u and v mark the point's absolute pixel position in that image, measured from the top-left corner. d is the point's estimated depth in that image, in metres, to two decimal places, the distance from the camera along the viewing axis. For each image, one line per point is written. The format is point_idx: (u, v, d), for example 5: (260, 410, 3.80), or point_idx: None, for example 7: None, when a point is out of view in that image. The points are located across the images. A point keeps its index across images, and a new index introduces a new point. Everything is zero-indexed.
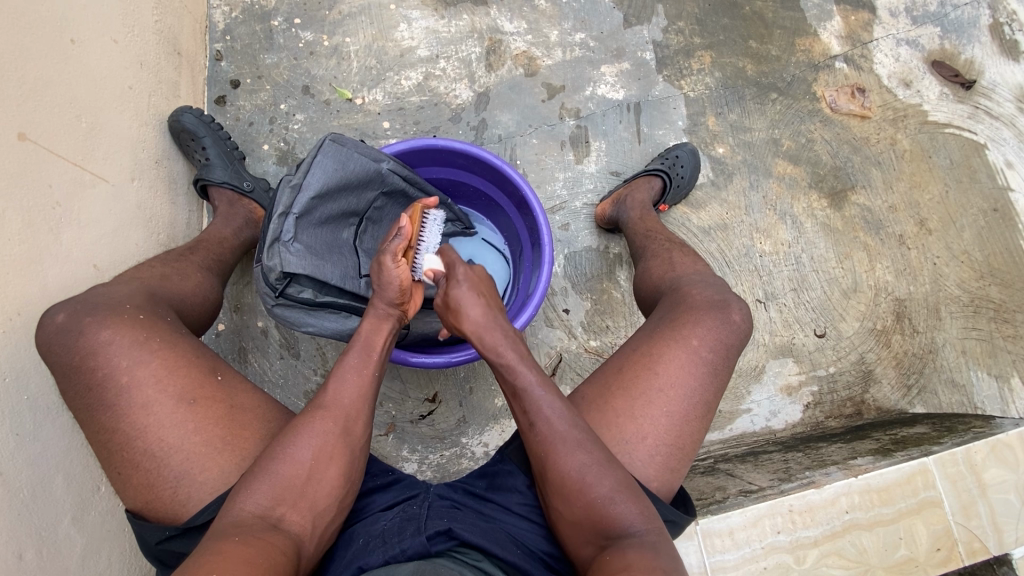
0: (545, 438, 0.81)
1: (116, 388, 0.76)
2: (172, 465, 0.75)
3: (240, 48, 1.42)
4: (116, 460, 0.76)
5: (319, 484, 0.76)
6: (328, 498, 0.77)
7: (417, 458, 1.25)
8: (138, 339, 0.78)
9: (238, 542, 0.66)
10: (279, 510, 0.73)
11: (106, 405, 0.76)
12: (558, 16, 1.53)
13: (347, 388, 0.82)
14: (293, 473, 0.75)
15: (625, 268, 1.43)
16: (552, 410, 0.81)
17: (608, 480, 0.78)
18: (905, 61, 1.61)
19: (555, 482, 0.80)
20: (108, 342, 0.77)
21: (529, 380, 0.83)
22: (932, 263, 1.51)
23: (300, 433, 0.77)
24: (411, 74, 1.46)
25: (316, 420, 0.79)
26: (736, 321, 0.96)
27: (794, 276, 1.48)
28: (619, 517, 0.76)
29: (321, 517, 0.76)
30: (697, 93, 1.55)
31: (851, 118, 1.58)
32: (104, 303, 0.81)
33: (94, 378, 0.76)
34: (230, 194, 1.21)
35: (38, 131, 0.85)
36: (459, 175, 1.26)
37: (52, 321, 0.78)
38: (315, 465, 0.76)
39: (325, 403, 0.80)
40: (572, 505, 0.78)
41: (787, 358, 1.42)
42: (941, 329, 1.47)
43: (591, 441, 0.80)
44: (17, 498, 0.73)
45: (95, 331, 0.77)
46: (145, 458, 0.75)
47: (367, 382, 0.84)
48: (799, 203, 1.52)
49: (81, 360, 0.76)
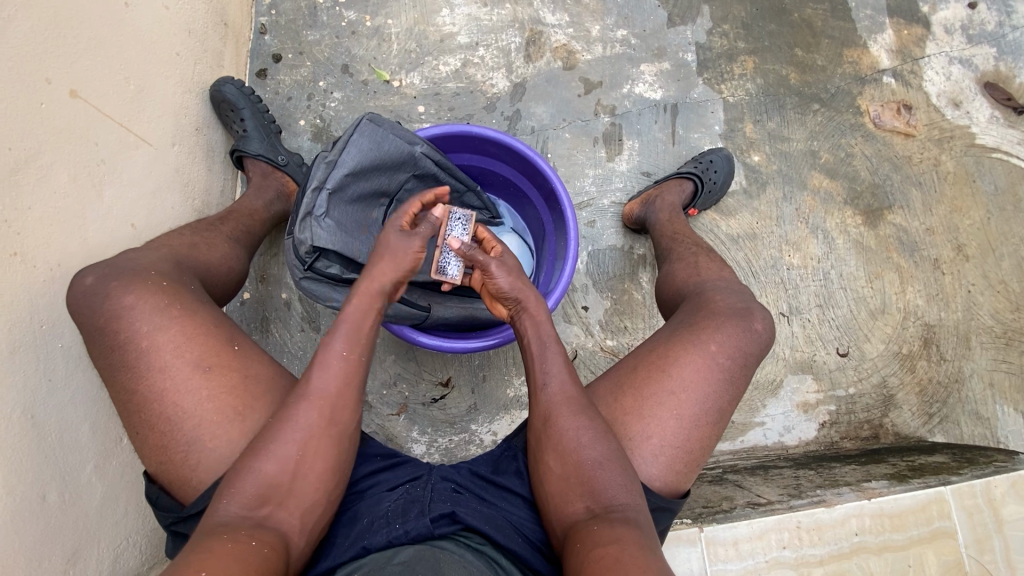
0: (556, 391, 0.85)
1: (137, 351, 0.78)
2: (186, 427, 0.78)
3: (284, 23, 1.44)
4: (135, 421, 0.78)
5: (305, 479, 0.75)
6: (315, 491, 0.76)
7: (426, 440, 1.26)
8: (159, 305, 0.80)
9: (226, 541, 0.67)
10: (266, 507, 0.73)
11: (126, 366, 0.78)
12: (601, 11, 1.52)
13: (332, 371, 0.78)
14: (276, 469, 0.74)
15: (648, 270, 1.42)
16: (564, 391, 0.85)
17: (600, 447, 0.80)
18: (956, 80, 1.57)
19: (554, 437, 0.82)
20: (131, 307, 0.79)
21: (551, 348, 0.88)
22: (966, 290, 1.47)
23: (282, 426, 0.75)
24: (449, 60, 1.46)
25: (299, 410, 0.76)
26: (757, 331, 0.95)
27: (820, 292, 1.45)
28: (604, 484, 0.78)
29: (310, 507, 0.76)
30: (737, 98, 1.52)
31: (894, 136, 1.54)
32: (134, 267, 0.83)
33: (116, 341, 0.78)
34: (264, 167, 1.23)
35: (89, 90, 0.87)
36: (489, 163, 1.26)
37: (81, 284, 0.80)
38: (303, 454, 0.75)
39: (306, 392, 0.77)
40: (564, 461, 0.80)
41: (806, 375, 1.40)
42: (970, 359, 1.43)
43: (593, 412, 0.83)
44: (44, 442, 0.76)
45: (120, 295, 0.79)
46: (162, 421, 0.77)
47: (354, 365, 0.79)
48: (833, 218, 1.49)
49: (105, 322, 0.78)
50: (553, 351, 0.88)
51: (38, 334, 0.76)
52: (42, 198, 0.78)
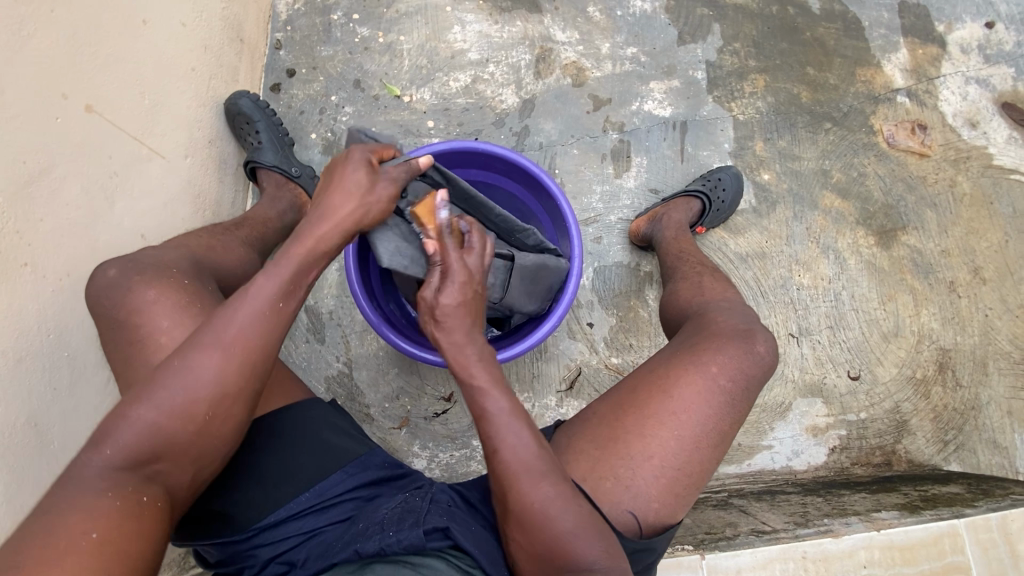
0: (512, 460, 0.76)
1: (153, 348, 0.77)
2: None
3: (299, 39, 1.47)
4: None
5: (208, 439, 0.70)
6: (217, 450, 0.71)
7: (427, 455, 1.26)
8: (180, 304, 0.79)
9: (109, 504, 0.63)
10: (160, 463, 0.68)
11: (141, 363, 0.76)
12: (611, 28, 1.53)
13: (248, 325, 0.70)
14: (173, 426, 0.67)
15: (654, 287, 1.40)
16: (520, 458, 0.76)
17: (569, 517, 0.74)
18: (973, 100, 1.55)
19: (517, 511, 0.75)
20: (153, 304, 0.79)
21: (500, 407, 0.78)
22: (983, 315, 1.44)
23: (189, 372, 0.68)
24: (459, 76, 1.48)
25: (210, 354, 0.69)
26: (759, 352, 0.93)
27: (831, 313, 1.42)
28: (582, 553, 0.73)
29: (199, 464, 0.71)
30: (747, 116, 1.51)
31: (909, 156, 1.51)
32: (154, 265, 0.84)
33: (135, 336, 0.78)
34: (278, 178, 1.25)
35: (103, 105, 0.88)
36: (495, 179, 1.27)
37: (104, 276, 0.82)
38: (212, 416, 0.69)
39: (219, 340, 0.69)
40: (532, 537, 0.74)
41: (815, 398, 1.37)
42: (987, 385, 1.39)
43: (556, 474, 0.76)
44: (48, 449, 0.76)
45: (143, 290, 0.79)
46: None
47: (272, 324, 0.72)
48: (844, 238, 1.46)
49: (126, 316, 0.79)
50: (501, 407, 0.78)
51: (44, 343, 0.77)
52: (53, 208, 0.79)
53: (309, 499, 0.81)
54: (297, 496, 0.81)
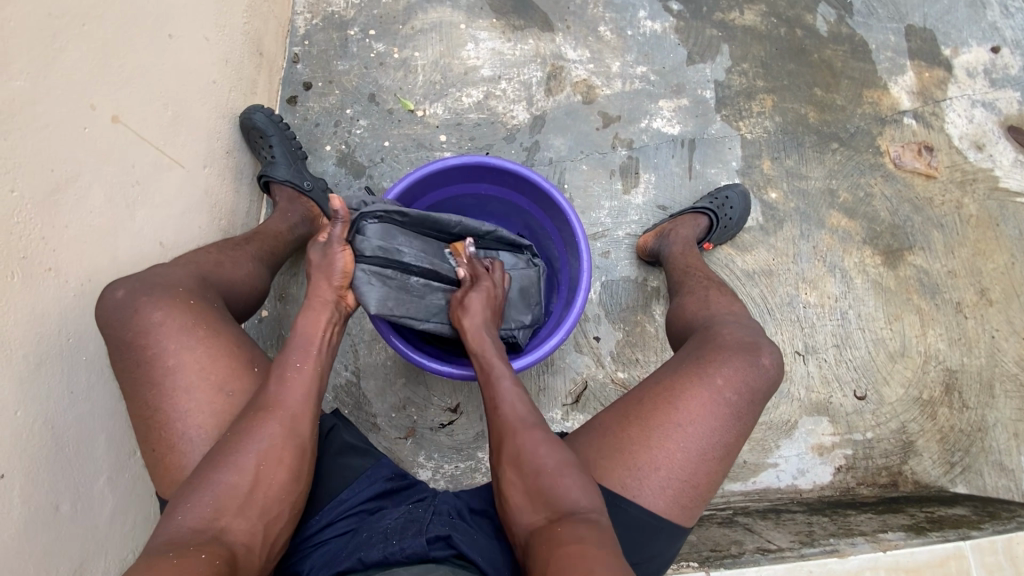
0: (508, 410, 0.85)
1: (162, 368, 0.80)
2: (198, 452, 0.78)
3: (316, 53, 1.50)
4: (153, 437, 0.79)
5: (267, 489, 0.74)
6: (277, 502, 0.75)
7: (432, 466, 1.26)
8: (186, 325, 0.82)
9: (172, 557, 0.64)
10: (222, 520, 0.71)
11: (151, 382, 0.79)
12: (621, 48, 1.56)
13: (295, 387, 0.81)
14: (236, 484, 0.73)
15: (661, 302, 1.41)
16: (516, 412, 0.85)
17: (553, 458, 0.79)
18: (979, 123, 1.56)
19: (509, 452, 0.81)
20: (159, 323, 0.80)
21: (502, 373, 0.90)
22: (990, 336, 1.44)
23: (247, 435, 0.75)
24: (472, 91, 1.51)
25: (264, 420, 0.77)
26: (765, 366, 0.94)
27: (837, 332, 1.42)
28: (565, 492, 0.76)
29: (264, 519, 0.74)
30: (755, 135, 1.53)
31: (915, 177, 1.53)
32: (163, 283, 0.85)
33: (143, 357, 0.80)
34: (290, 192, 1.27)
35: (129, 115, 0.90)
36: (505, 195, 1.29)
37: (112, 297, 0.81)
38: (262, 466, 0.75)
39: (269, 404, 0.78)
40: (520, 475, 0.79)
41: (821, 417, 1.37)
42: (993, 407, 1.39)
43: (546, 425, 0.84)
44: (61, 453, 0.77)
45: (149, 311, 0.81)
46: (182, 440, 0.78)
47: (311, 382, 0.83)
48: (851, 257, 1.47)
49: (133, 337, 0.80)
50: (505, 372, 0.91)
51: (63, 347, 0.78)
52: (78, 216, 0.80)
53: (320, 520, 0.83)
54: (309, 520, 0.83)
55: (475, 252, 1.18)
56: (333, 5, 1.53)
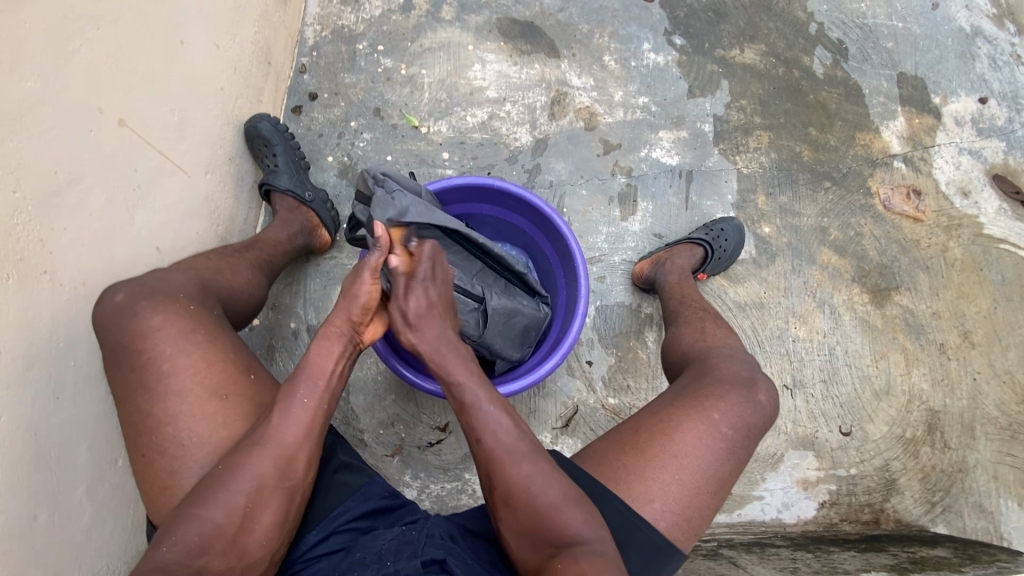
0: (493, 446, 0.80)
1: (157, 373, 0.78)
2: (188, 457, 0.77)
3: (323, 64, 1.51)
4: (143, 443, 0.78)
5: (251, 532, 0.73)
6: (263, 542, 0.73)
7: (418, 485, 1.24)
8: (183, 330, 0.81)
9: None
10: (205, 557, 0.70)
11: (145, 387, 0.78)
12: (624, 78, 1.59)
13: (291, 422, 0.77)
14: (224, 522, 0.71)
15: (655, 330, 1.42)
16: (502, 443, 0.80)
17: (554, 491, 0.78)
18: (965, 170, 1.62)
19: (503, 490, 0.79)
20: (157, 328, 0.79)
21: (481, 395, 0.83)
22: (972, 378, 1.47)
23: (238, 472, 0.73)
24: (477, 112, 1.52)
25: (256, 455, 0.75)
26: (761, 402, 0.95)
27: (825, 367, 1.44)
28: (565, 526, 0.76)
29: (273, 528, 0.74)
30: (751, 170, 1.57)
31: (903, 219, 1.57)
32: (161, 289, 0.84)
33: (137, 361, 0.78)
34: (290, 202, 1.27)
35: (136, 120, 0.90)
36: (507, 216, 1.29)
37: (111, 301, 0.81)
38: (250, 507, 0.73)
39: (265, 437, 0.76)
40: (519, 514, 0.78)
41: (807, 451, 1.38)
42: (974, 449, 1.42)
43: (538, 454, 0.81)
44: (43, 457, 0.75)
45: (147, 315, 0.80)
46: (173, 446, 0.77)
47: (316, 415, 0.79)
48: (840, 294, 1.50)
49: (129, 341, 0.79)
50: (478, 395, 0.83)
51: (52, 351, 0.76)
52: (79, 217, 0.79)
53: (314, 538, 0.82)
54: (306, 536, 0.82)
55: (498, 278, 1.19)
56: (343, 19, 1.55)
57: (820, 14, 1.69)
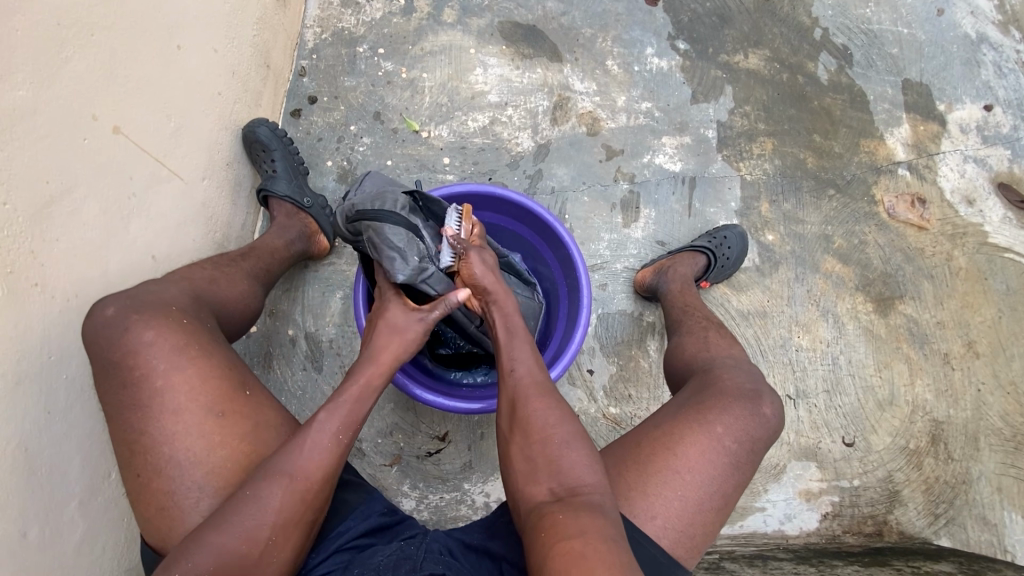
0: (524, 376, 0.88)
1: (150, 391, 0.76)
2: (184, 477, 0.75)
3: (323, 67, 1.50)
4: (137, 463, 0.76)
5: (271, 561, 0.71)
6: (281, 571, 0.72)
7: (416, 496, 1.23)
8: (178, 345, 0.79)
9: None
10: None
11: (137, 405, 0.76)
12: (627, 82, 1.57)
13: (317, 453, 0.76)
14: (243, 553, 0.69)
15: (656, 339, 1.41)
16: (528, 377, 0.88)
17: (566, 428, 0.82)
18: (970, 178, 1.60)
19: (522, 420, 0.83)
20: (150, 344, 0.77)
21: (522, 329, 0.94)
22: (976, 389, 1.46)
23: (261, 502, 0.72)
24: (478, 116, 1.51)
25: (281, 486, 0.73)
26: (765, 415, 0.94)
27: (828, 377, 1.43)
28: (572, 465, 0.79)
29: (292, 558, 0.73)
30: (754, 177, 1.55)
31: (908, 227, 1.56)
32: (154, 300, 0.82)
33: (130, 378, 0.77)
34: (288, 208, 1.26)
35: (131, 127, 0.88)
36: (507, 223, 1.28)
37: (101, 315, 0.78)
38: (274, 538, 0.71)
39: (292, 468, 0.74)
40: (531, 447, 0.81)
41: (809, 462, 1.37)
42: (978, 460, 1.40)
43: (557, 396, 0.86)
44: (33, 475, 0.73)
45: (139, 331, 0.78)
46: (169, 465, 0.75)
47: (342, 445, 0.78)
48: (844, 303, 1.49)
49: (121, 357, 0.77)
50: (518, 327, 0.93)
51: (42, 366, 0.74)
52: (71, 228, 0.77)
53: (314, 559, 0.79)
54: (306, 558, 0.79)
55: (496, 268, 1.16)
56: (343, 21, 1.53)
57: (825, 19, 1.67)
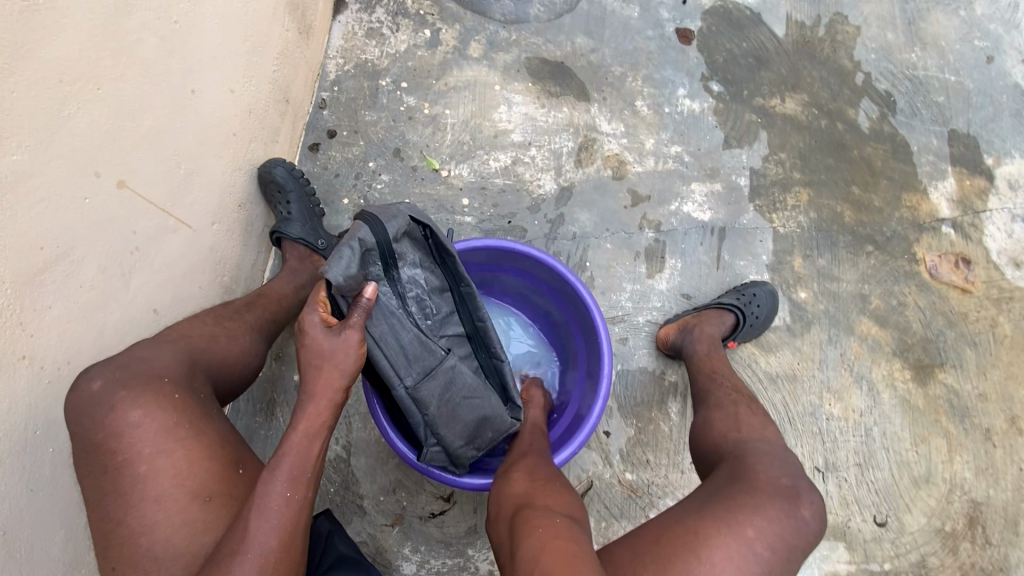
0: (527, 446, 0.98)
1: (132, 477, 0.72)
2: (161, 573, 0.69)
3: (344, 100, 1.46)
4: (113, 556, 0.70)
5: None
6: None
7: (417, 560, 1.17)
8: (165, 425, 0.74)
9: None
10: None
11: (118, 492, 0.71)
12: (657, 125, 1.51)
13: (268, 521, 0.68)
14: None
15: (678, 400, 1.33)
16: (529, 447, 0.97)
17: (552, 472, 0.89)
18: (1019, 239, 1.51)
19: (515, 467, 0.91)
20: (136, 424, 0.73)
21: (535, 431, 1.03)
22: (1021, 469, 1.35)
23: None
24: (500, 155, 1.45)
25: (234, 567, 0.65)
26: (802, 517, 0.86)
27: (860, 449, 1.34)
28: (553, 495, 0.82)
29: None
30: (788, 230, 1.48)
31: (950, 289, 1.46)
32: (145, 371, 0.77)
33: (112, 463, 0.72)
34: (301, 251, 1.22)
35: (138, 179, 0.84)
36: (528, 279, 1.22)
37: (87, 389, 0.74)
38: None
39: (242, 544, 0.67)
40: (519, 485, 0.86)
41: (837, 542, 1.28)
42: (1020, 548, 1.30)
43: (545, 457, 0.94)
44: (11, 560, 0.68)
45: (126, 410, 0.73)
46: (146, 559, 0.69)
47: (296, 503, 0.71)
48: (880, 368, 1.40)
49: (103, 440, 0.72)
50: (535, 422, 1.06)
51: (25, 442, 0.69)
52: (66, 294, 0.73)
53: None
54: None
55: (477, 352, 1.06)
56: (367, 53, 1.49)
57: (868, 64, 1.59)
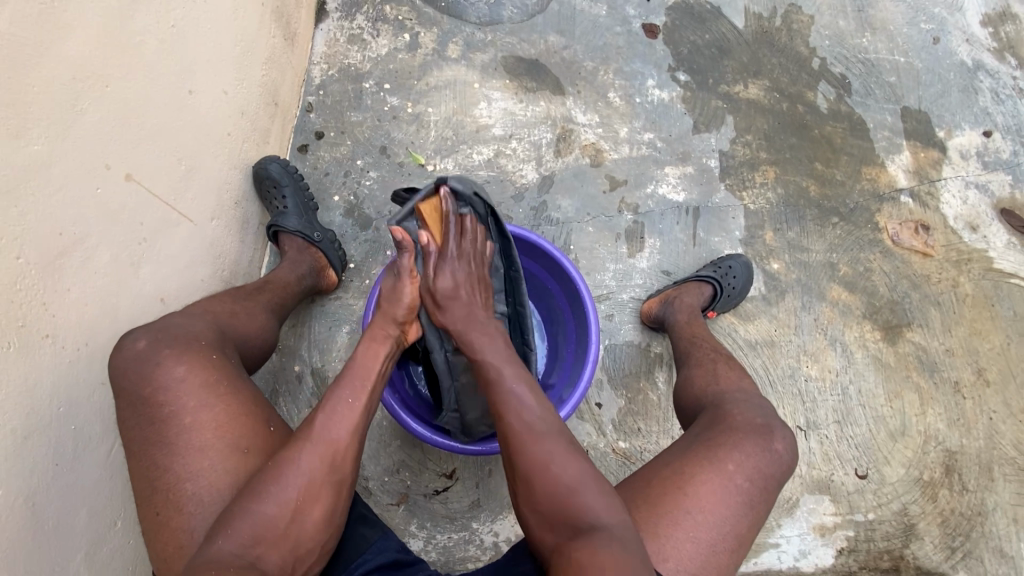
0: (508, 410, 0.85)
1: (178, 428, 0.78)
2: (210, 513, 0.75)
3: (330, 103, 1.52)
4: (158, 500, 0.76)
5: (303, 524, 0.74)
6: (311, 537, 0.75)
7: (424, 536, 1.21)
8: (208, 381, 0.81)
9: None
10: (259, 548, 0.71)
11: (164, 441, 0.77)
12: (630, 114, 1.59)
13: (338, 420, 0.79)
14: (274, 518, 0.73)
15: (664, 370, 1.40)
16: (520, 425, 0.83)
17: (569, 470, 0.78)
18: (973, 205, 1.61)
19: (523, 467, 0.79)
20: (181, 380, 0.79)
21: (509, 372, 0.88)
22: (988, 418, 1.44)
23: (287, 466, 0.75)
24: (483, 149, 1.52)
25: (306, 448, 0.76)
26: (778, 451, 0.93)
27: (838, 407, 1.42)
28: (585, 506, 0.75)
29: (323, 528, 0.76)
30: (758, 206, 1.56)
31: (912, 254, 1.56)
32: (182, 336, 0.84)
33: (159, 415, 0.78)
34: (300, 243, 1.26)
35: (143, 174, 0.89)
36: (515, 259, 1.29)
37: (133, 347, 0.81)
38: (301, 501, 0.74)
39: (313, 434, 0.78)
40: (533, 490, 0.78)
41: (823, 496, 1.35)
42: (993, 491, 1.38)
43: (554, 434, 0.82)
44: (40, 528, 0.72)
45: (171, 366, 0.80)
46: (192, 502, 0.75)
47: (359, 418, 0.81)
48: (851, 331, 1.48)
49: (149, 394, 0.78)
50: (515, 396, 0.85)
51: (53, 416, 0.74)
52: (82, 279, 0.78)
53: None
54: None
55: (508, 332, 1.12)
56: (350, 58, 1.56)
57: (822, 50, 1.70)
